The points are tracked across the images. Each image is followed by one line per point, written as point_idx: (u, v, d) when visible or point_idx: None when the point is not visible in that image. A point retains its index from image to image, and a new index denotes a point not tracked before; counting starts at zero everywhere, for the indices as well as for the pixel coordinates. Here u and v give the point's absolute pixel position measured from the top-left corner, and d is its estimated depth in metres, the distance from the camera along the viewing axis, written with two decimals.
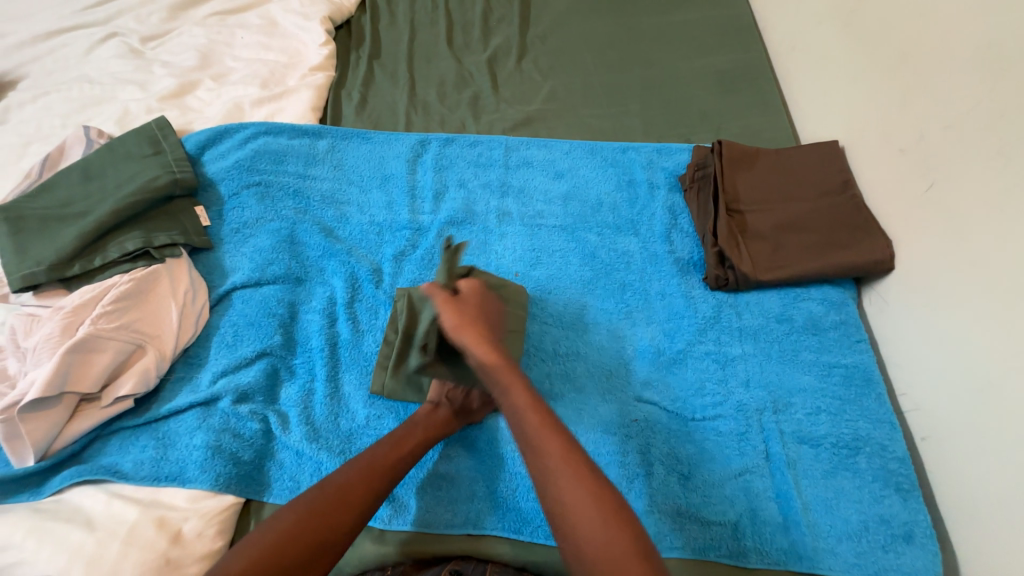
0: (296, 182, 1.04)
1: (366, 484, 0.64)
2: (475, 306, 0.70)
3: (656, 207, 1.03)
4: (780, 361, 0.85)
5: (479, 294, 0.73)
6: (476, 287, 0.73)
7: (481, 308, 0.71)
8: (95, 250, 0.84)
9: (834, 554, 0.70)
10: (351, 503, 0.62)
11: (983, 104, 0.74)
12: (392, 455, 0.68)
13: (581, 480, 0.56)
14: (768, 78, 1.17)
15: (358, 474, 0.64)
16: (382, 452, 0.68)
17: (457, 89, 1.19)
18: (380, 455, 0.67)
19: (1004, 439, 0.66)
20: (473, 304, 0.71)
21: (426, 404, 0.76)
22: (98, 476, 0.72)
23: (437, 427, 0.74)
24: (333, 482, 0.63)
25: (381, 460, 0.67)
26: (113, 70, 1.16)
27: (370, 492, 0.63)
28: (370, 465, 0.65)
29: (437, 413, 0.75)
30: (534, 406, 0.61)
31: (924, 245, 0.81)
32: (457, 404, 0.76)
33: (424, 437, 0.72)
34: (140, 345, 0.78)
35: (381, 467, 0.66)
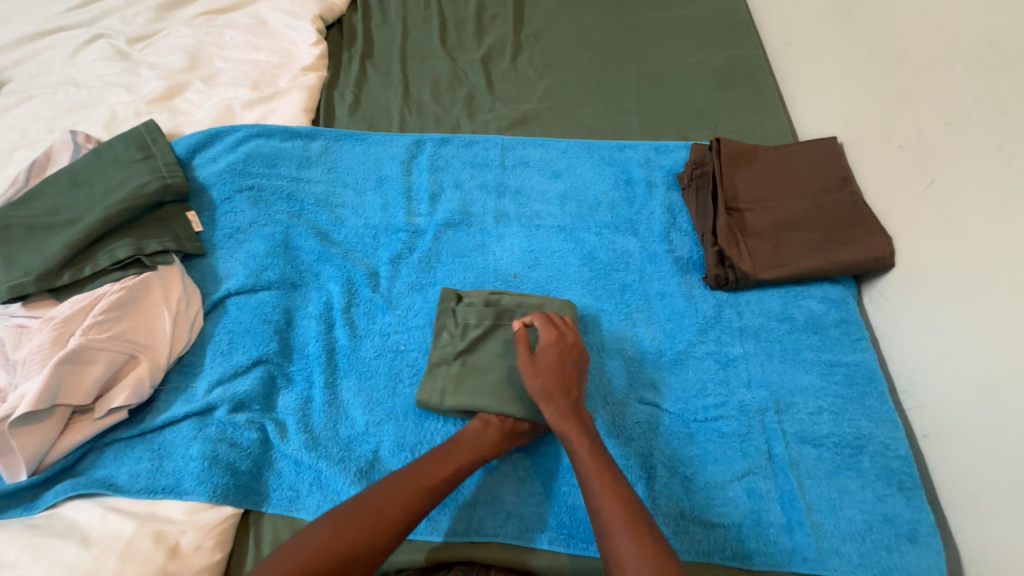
0: (289, 185, 1.02)
1: (403, 502, 0.63)
2: (551, 367, 0.73)
3: (655, 205, 1.02)
4: (782, 360, 0.84)
5: (556, 348, 0.75)
6: (554, 343, 0.75)
7: (557, 366, 0.73)
8: (85, 258, 0.82)
9: (837, 555, 0.70)
10: (389, 521, 0.61)
11: (985, 98, 0.74)
12: (433, 474, 0.67)
13: (642, 547, 0.59)
14: (764, 74, 1.17)
15: (398, 493, 0.64)
16: (423, 471, 0.67)
17: (451, 88, 1.18)
18: (422, 475, 0.66)
19: (1016, 438, 0.65)
20: (547, 364, 0.73)
21: (477, 423, 0.75)
22: (92, 490, 0.71)
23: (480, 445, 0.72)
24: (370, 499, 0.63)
25: (422, 479, 0.66)
26: (99, 73, 1.13)
27: (406, 510, 0.63)
28: (409, 483, 0.65)
29: (486, 433, 0.73)
30: (596, 469, 0.65)
31: (924, 242, 0.81)
32: (508, 425, 0.75)
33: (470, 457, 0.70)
34: (133, 355, 0.77)
35: (422, 486, 0.65)
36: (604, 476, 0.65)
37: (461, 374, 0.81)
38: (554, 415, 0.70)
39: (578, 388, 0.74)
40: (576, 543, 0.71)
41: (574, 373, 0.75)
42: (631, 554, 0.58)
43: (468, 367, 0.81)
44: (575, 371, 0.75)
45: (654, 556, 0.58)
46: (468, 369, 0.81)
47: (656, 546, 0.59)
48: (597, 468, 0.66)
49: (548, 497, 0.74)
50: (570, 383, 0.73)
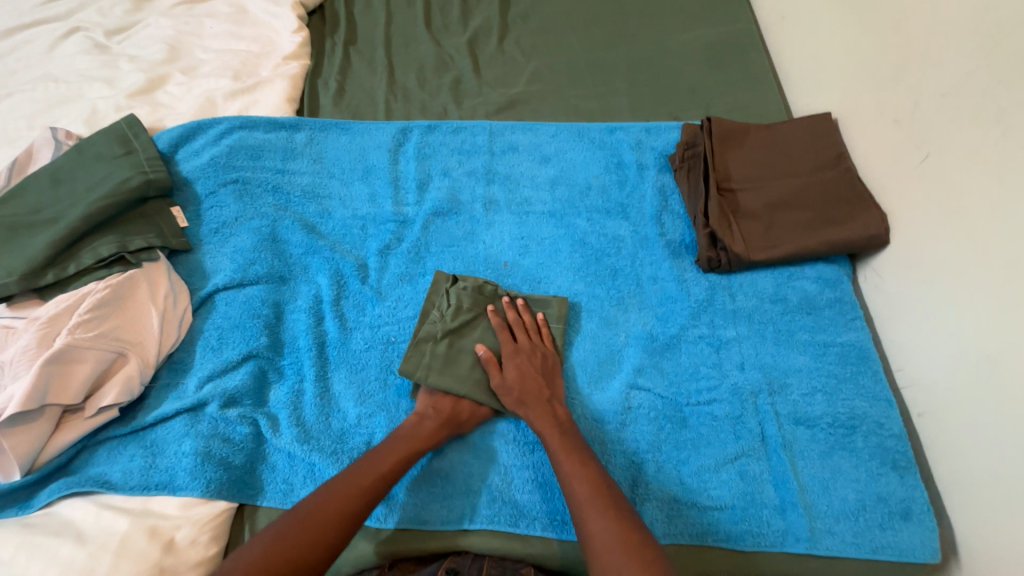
0: (274, 177, 1.00)
1: (342, 505, 0.63)
2: (515, 380, 0.76)
3: (646, 188, 1.00)
4: (775, 342, 0.84)
5: (516, 360, 0.78)
6: (520, 359, 0.78)
7: (521, 376, 0.76)
8: (69, 257, 0.82)
9: (830, 534, 0.70)
10: (330, 527, 0.61)
11: (981, 69, 0.71)
12: (369, 474, 0.66)
13: (608, 520, 0.62)
14: (758, 49, 1.13)
15: (336, 497, 0.63)
16: (361, 473, 0.67)
17: (437, 73, 1.15)
18: (361, 476, 0.66)
19: (1013, 415, 0.64)
20: (513, 376, 0.76)
21: (431, 417, 0.75)
22: (87, 488, 0.71)
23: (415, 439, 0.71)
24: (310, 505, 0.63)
25: (360, 481, 0.66)
26: (78, 67, 1.11)
27: (350, 511, 0.63)
28: (347, 486, 0.65)
29: (422, 426, 0.73)
30: (565, 450, 0.69)
31: (919, 218, 0.79)
32: (443, 414, 0.75)
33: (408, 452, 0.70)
34: (122, 353, 0.76)
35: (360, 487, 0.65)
36: (574, 457, 0.68)
37: (447, 354, 0.80)
38: (531, 417, 0.73)
39: (551, 387, 0.77)
40: (568, 528, 0.71)
41: (542, 377, 0.77)
42: (601, 528, 0.61)
43: (455, 348, 0.81)
44: (544, 376, 0.78)
45: (620, 528, 0.61)
46: (455, 351, 0.81)
47: (624, 520, 0.62)
48: (566, 451, 0.69)
49: (541, 485, 0.74)
50: (540, 383, 0.76)
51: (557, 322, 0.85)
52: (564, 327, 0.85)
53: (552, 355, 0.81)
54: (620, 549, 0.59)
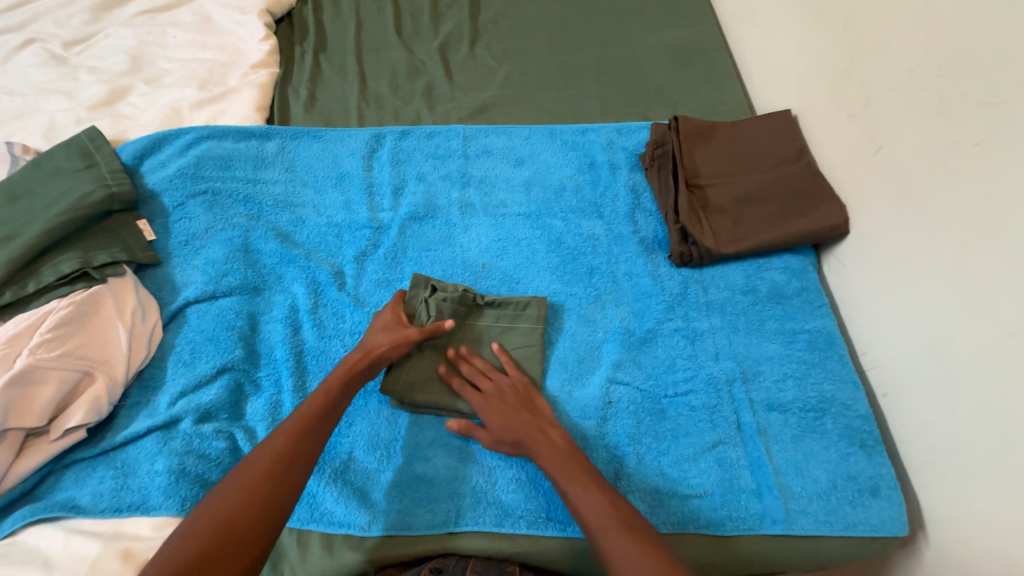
0: (245, 187, 0.99)
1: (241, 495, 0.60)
2: (500, 427, 0.73)
3: (619, 187, 1.02)
4: (747, 332, 0.86)
5: (491, 406, 0.76)
6: (494, 404, 0.76)
7: (504, 420, 0.74)
8: (28, 275, 0.79)
9: (805, 514, 0.72)
10: (219, 539, 0.57)
11: (924, 64, 0.75)
12: (261, 461, 0.63)
13: (625, 540, 0.60)
14: (721, 50, 1.17)
15: (232, 492, 0.60)
16: (254, 463, 0.63)
17: (409, 79, 1.16)
18: (250, 474, 0.62)
19: (971, 389, 0.68)
20: (497, 424, 0.74)
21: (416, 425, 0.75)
22: (53, 513, 0.68)
23: (304, 414, 0.68)
24: (203, 509, 0.59)
25: (253, 472, 0.62)
26: (35, 80, 1.07)
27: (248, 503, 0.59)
28: (241, 480, 0.61)
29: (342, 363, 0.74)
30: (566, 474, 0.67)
31: (875, 206, 0.83)
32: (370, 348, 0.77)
33: (298, 428, 0.66)
34: (88, 372, 0.74)
35: (248, 493, 0.60)
36: (566, 460, 0.68)
37: (421, 379, 0.80)
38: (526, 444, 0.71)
39: (537, 414, 0.75)
40: (553, 524, 0.72)
41: (524, 411, 0.75)
42: (601, 525, 0.62)
43: (427, 374, 0.81)
44: (525, 411, 0.75)
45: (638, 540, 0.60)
46: (438, 367, 0.81)
47: (638, 538, 0.60)
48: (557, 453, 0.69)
49: (525, 483, 0.74)
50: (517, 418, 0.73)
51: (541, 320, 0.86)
52: (543, 328, 0.86)
53: (522, 380, 0.79)
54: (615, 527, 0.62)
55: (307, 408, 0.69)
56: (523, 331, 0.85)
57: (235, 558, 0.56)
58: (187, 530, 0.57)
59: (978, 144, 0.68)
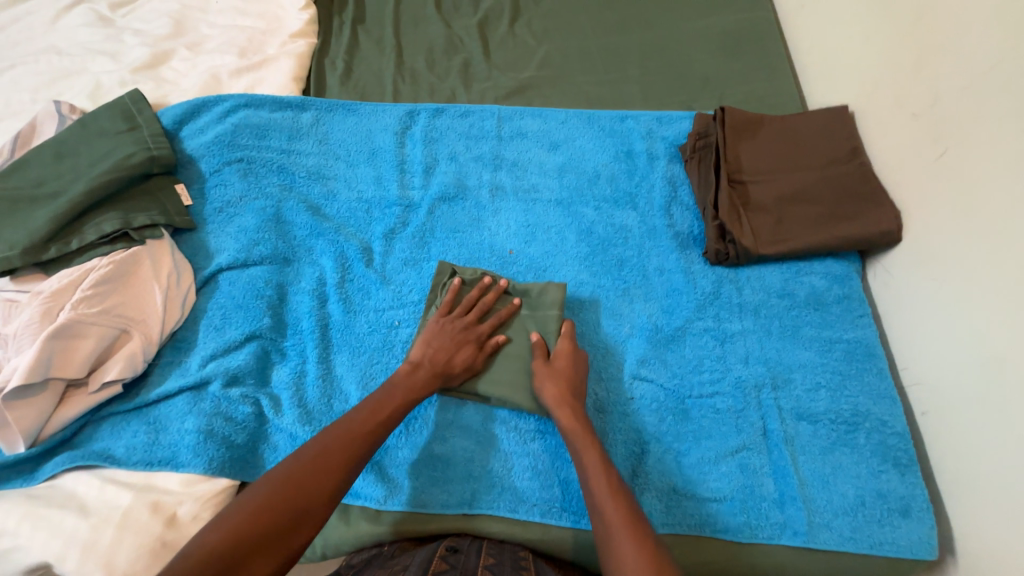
0: (279, 157, 0.99)
1: (342, 446, 0.62)
2: (566, 369, 0.74)
3: (656, 178, 0.99)
4: (780, 337, 0.83)
5: (569, 352, 0.76)
6: (569, 350, 0.76)
7: (571, 364, 0.74)
8: (71, 232, 0.81)
9: (828, 528, 0.70)
10: (308, 468, 0.59)
11: (1004, 62, 0.69)
12: (338, 456, 0.61)
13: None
14: (775, 39, 1.11)
15: (335, 438, 0.62)
16: (361, 421, 0.65)
17: (446, 56, 1.13)
18: (356, 428, 0.64)
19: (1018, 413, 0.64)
20: (563, 365, 0.74)
21: (406, 366, 0.73)
22: (90, 462, 0.71)
23: (379, 416, 0.66)
24: (286, 467, 0.59)
25: (346, 438, 0.63)
26: (82, 40, 1.09)
27: (349, 455, 0.61)
28: (336, 443, 0.62)
29: (416, 375, 0.71)
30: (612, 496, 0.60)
31: (932, 215, 0.78)
32: (438, 365, 0.73)
33: (374, 430, 0.65)
34: (125, 330, 0.76)
35: (345, 448, 0.62)
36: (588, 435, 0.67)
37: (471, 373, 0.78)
38: (550, 402, 0.71)
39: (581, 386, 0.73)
40: (567, 515, 0.72)
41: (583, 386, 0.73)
42: (606, 499, 0.59)
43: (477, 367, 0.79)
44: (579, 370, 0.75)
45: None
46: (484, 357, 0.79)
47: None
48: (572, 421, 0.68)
49: (541, 472, 0.74)
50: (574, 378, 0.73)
51: (558, 305, 0.82)
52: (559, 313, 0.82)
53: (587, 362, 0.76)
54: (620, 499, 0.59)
55: (381, 411, 0.67)
56: (540, 317, 0.82)
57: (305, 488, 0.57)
58: (253, 501, 0.55)
59: None
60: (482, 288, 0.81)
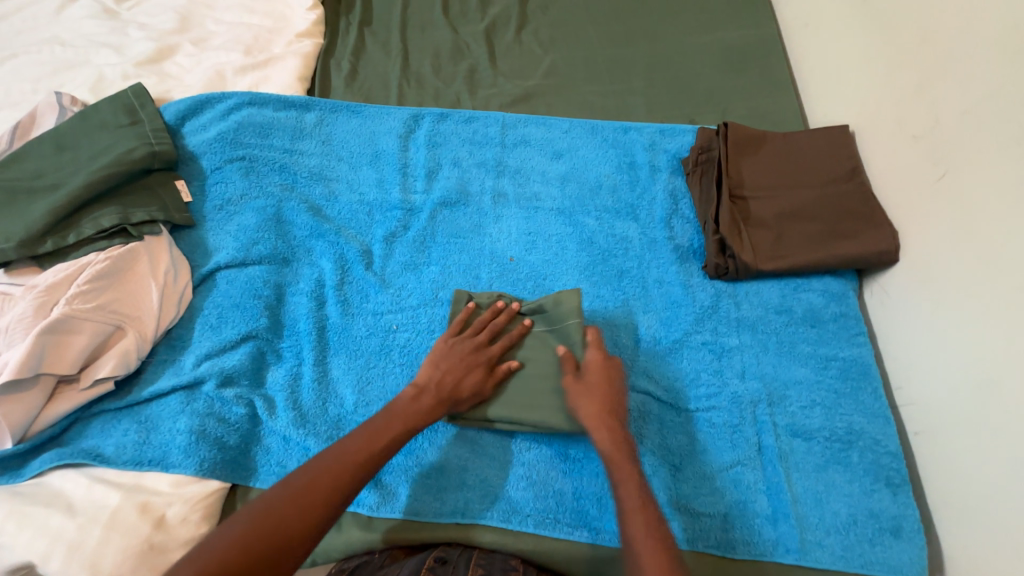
0: (282, 156, 0.99)
1: (331, 476, 0.60)
2: (598, 382, 0.71)
3: (657, 190, 0.99)
4: (777, 353, 0.83)
5: (602, 365, 0.73)
6: (599, 361, 0.73)
7: (604, 376, 0.72)
8: (69, 226, 0.80)
9: (820, 547, 0.70)
10: (294, 500, 0.57)
11: (1004, 89, 0.70)
12: (324, 488, 0.59)
13: None
14: (778, 56, 1.12)
15: (324, 467, 0.60)
16: (354, 451, 0.63)
17: (452, 61, 1.13)
18: (348, 458, 0.62)
19: (1010, 439, 0.64)
20: (596, 377, 0.72)
21: (411, 390, 0.71)
22: (78, 460, 0.70)
23: (371, 446, 0.64)
24: (271, 499, 0.57)
25: (336, 469, 0.61)
26: (86, 32, 1.08)
27: (338, 486, 0.60)
28: (324, 474, 0.60)
29: (419, 402, 0.69)
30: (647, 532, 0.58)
31: (929, 237, 0.79)
32: (444, 391, 0.71)
33: (366, 459, 0.63)
34: (119, 327, 0.76)
35: (334, 479, 0.60)
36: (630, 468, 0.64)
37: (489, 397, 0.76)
38: (592, 429, 0.68)
39: (624, 412, 0.70)
40: (560, 527, 0.71)
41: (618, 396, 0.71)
42: (643, 542, 0.57)
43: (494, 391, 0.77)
44: (621, 395, 0.72)
45: None
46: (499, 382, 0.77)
47: None
48: (617, 451, 0.66)
49: (536, 482, 0.74)
50: (616, 402, 0.70)
51: (574, 313, 0.78)
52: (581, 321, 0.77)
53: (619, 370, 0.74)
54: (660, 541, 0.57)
55: (378, 439, 0.65)
56: (564, 332, 0.78)
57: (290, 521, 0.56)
58: (231, 535, 0.54)
59: None
60: (494, 312, 0.80)
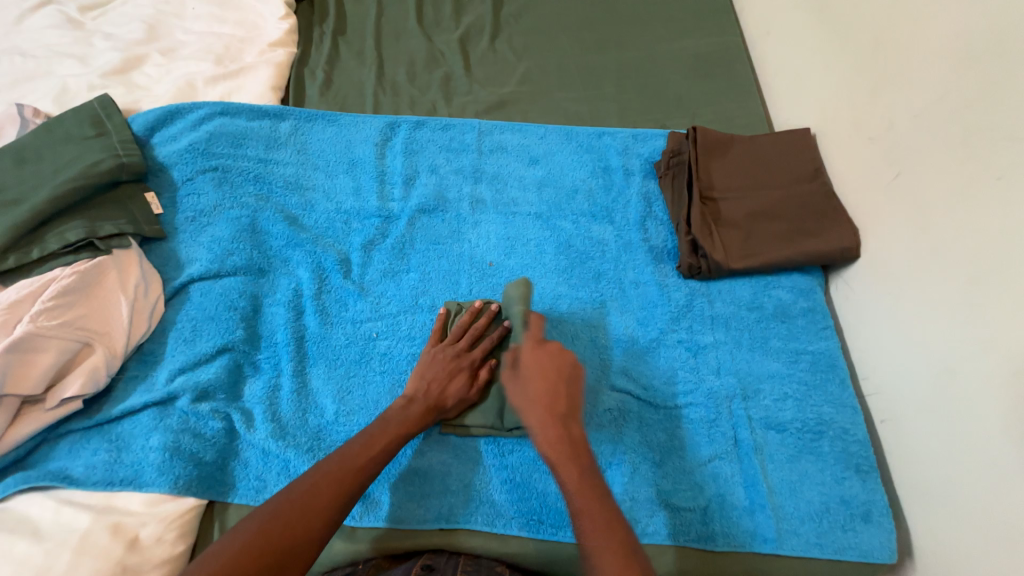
0: (256, 166, 0.98)
1: (334, 481, 0.60)
2: (534, 373, 0.69)
3: (631, 193, 1.01)
4: (750, 348, 0.86)
5: (537, 354, 0.71)
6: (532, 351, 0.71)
7: (541, 367, 0.69)
8: (32, 241, 0.78)
9: (795, 535, 0.73)
10: (300, 505, 0.57)
11: (951, 93, 0.75)
12: (328, 491, 0.59)
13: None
14: (743, 63, 1.16)
15: (329, 471, 0.61)
16: (354, 455, 0.63)
17: (427, 69, 1.14)
18: (350, 462, 0.63)
19: (969, 424, 0.68)
20: (531, 369, 0.69)
21: (400, 400, 0.72)
22: (45, 483, 0.68)
23: (370, 449, 0.65)
24: (276, 505, 0.57)
25: (341, 471, 0.61)
26: (48, 42, 1.06)
27: (342, 490, 0.60)
28: (330, 476, 0.61)
29: (409, 410, 0.71)
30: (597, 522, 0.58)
31: (889, 234, 0.83)
32: (432, 399, 0.73)
33: (364, 465, 0.63)
34: (87, 343, 0.73)
35: (339, 482, 0.60)
36: (575, 464, 0.62)
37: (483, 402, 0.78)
38: (532, 427, 0.66)
39: (566, 402, 0.67)
40: (545, 528, 0.72)
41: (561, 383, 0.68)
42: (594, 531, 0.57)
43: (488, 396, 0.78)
44: (563, 384, 0.68)
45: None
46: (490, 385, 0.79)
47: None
48: (557, 447, 0.64)
49: (519, 484, 0.74)
50: (557, 395, 0.67)
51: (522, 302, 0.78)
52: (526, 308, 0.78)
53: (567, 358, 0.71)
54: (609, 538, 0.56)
55: (374, 445, 0.65)
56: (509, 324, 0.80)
57: (299, 525, 0.56)
58: (240, 543, 0.54)
59: (999, 179, 0.68)
60: (473, 313, 0.81)
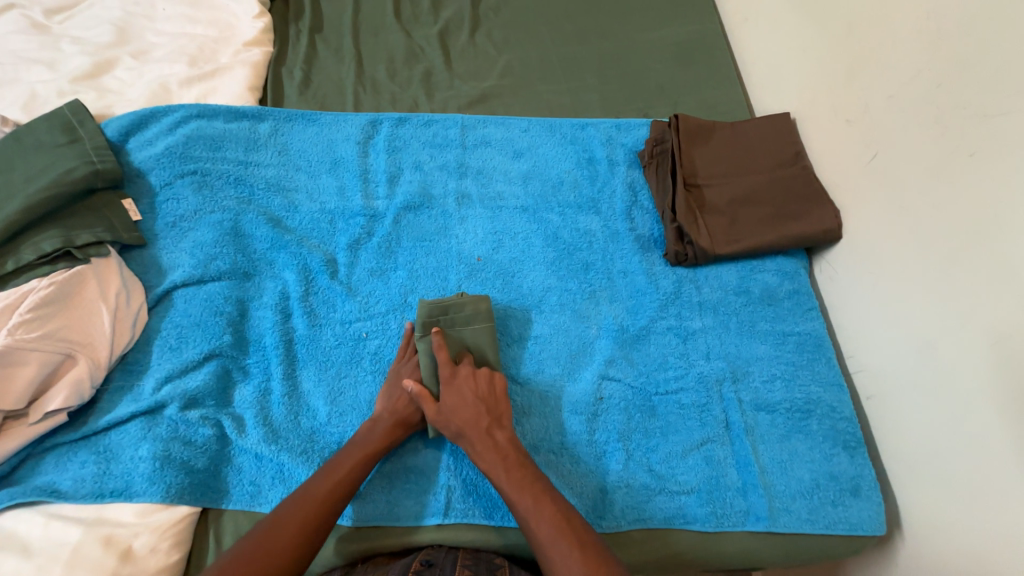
0: (236, 169, 0.96)
1: (299, 514, 0.62)
2: (453, 407, 0.71)
3: (617, 183, 1.02)
4: (738, 333, 0.87)
5: (453, 386, 0.73)
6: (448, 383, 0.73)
7: (457, 403, 0.72)
8: (7, 252, 0.76)
9: (787, 512, 0.74)
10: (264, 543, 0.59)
11: (923, 73, 0.76)
12: (292, 525, 0.61)
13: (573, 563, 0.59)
14: (723, 50, 1.17)
15: (291, 506, 0.63)
16: (317, 486, 0.65)
17: (407, 65, 1.13)
18: (311, 492, 0.64)
19: (949, 398, 0.70)
20: (450, 406, 0.72)
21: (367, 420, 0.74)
22: (33, 498, 0.66)
23: (334, 476, 0.66)
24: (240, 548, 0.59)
25: (303, 505, 0.63)
26: (13, 48, 1.03)
27: (305, 522, 0.62)
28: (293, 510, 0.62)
29: (375, 429, 0.72)
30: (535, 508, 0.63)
31: (869, 214, 0.84)
32: (400, 413, 0.74)
33: (328, 493, 0.65)
34: (69, 355, 0.72)
35: (303, 516, 0.62)
36: (501, 464, 0.67)
37: None
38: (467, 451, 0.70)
39: (490, 415, 0.71)
40: None
41: (480, 403, 0.72)
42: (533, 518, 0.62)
43: None
44: (485, 403, 0.72)
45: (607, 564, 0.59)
46: None
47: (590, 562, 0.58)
48: (488, 457, 0.68)
49: None
50: (479, 412, 0.71)
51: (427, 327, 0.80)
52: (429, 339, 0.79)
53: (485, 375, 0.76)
54: (546, 515, 0.62)
55: (336, 471, 0.67)
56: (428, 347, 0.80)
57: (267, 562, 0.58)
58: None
59: (972, 155, 0.69)
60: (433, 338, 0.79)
